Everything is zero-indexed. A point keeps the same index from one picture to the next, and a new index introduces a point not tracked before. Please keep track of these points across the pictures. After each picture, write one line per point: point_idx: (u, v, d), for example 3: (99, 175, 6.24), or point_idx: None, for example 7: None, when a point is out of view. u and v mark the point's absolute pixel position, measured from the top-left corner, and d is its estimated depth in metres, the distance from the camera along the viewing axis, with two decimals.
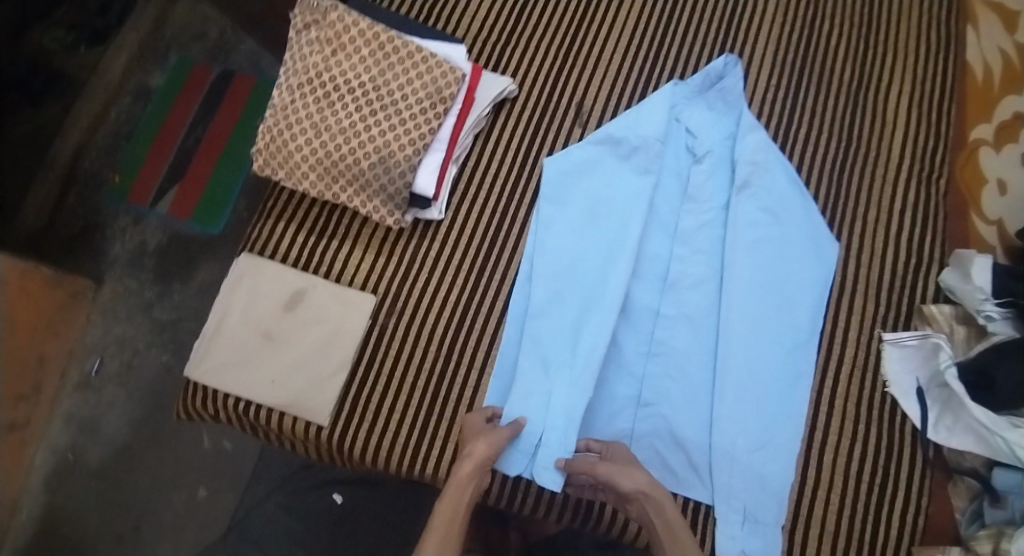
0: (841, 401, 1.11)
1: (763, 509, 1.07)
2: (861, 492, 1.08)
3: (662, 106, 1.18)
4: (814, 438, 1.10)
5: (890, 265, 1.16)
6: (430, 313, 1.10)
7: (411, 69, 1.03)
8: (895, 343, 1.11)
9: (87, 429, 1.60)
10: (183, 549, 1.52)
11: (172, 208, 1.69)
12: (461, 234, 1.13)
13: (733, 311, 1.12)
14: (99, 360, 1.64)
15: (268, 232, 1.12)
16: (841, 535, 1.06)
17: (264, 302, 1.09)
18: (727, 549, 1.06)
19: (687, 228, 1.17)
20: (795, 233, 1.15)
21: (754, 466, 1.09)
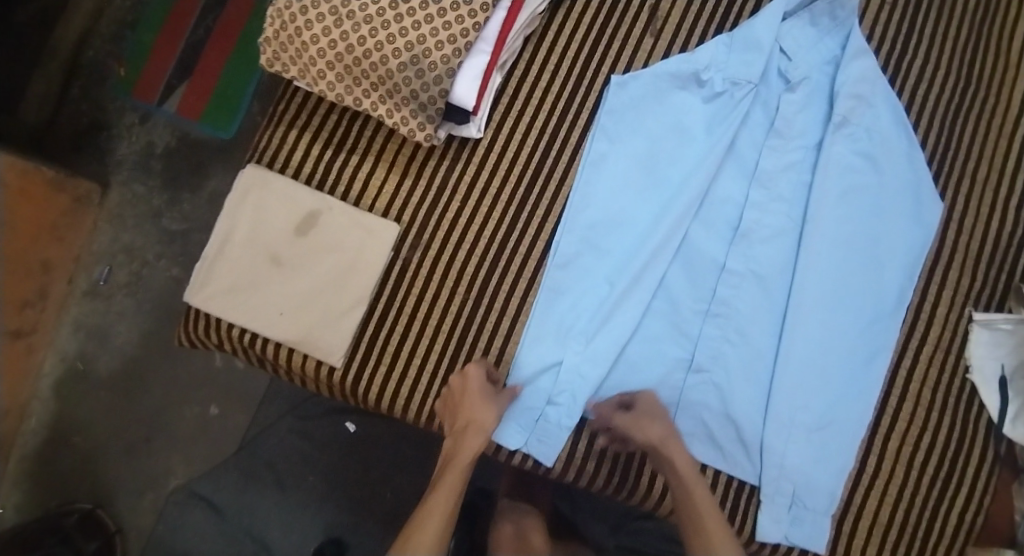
0: (917, 385, 0.95)
1: (816, 493, 0.93)
2: (923, 485, 0.94)
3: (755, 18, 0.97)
4: (882, 421, 0.95)
5: (995, 234, 0.97)
6: (460, 250, 0.95)
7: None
8: (985, 324, 0.95)
9: (96, 340, 1.44)
10: (195, 469, 1.39)
11: (181, 107, 1.48)
12: (500, 159, 0.96)
13: (813, 270, 0.94)
14: (107, 269, 1.45)
15: (278, 141, 0.96)
16: (893, 528, 0.93)
17: (273, 224, 0.94)
18: (769, 535, 0.92)
19: (768, 169, 0.96)
20: (897, 184, 0.95)
21: (812, 447, 0.94)
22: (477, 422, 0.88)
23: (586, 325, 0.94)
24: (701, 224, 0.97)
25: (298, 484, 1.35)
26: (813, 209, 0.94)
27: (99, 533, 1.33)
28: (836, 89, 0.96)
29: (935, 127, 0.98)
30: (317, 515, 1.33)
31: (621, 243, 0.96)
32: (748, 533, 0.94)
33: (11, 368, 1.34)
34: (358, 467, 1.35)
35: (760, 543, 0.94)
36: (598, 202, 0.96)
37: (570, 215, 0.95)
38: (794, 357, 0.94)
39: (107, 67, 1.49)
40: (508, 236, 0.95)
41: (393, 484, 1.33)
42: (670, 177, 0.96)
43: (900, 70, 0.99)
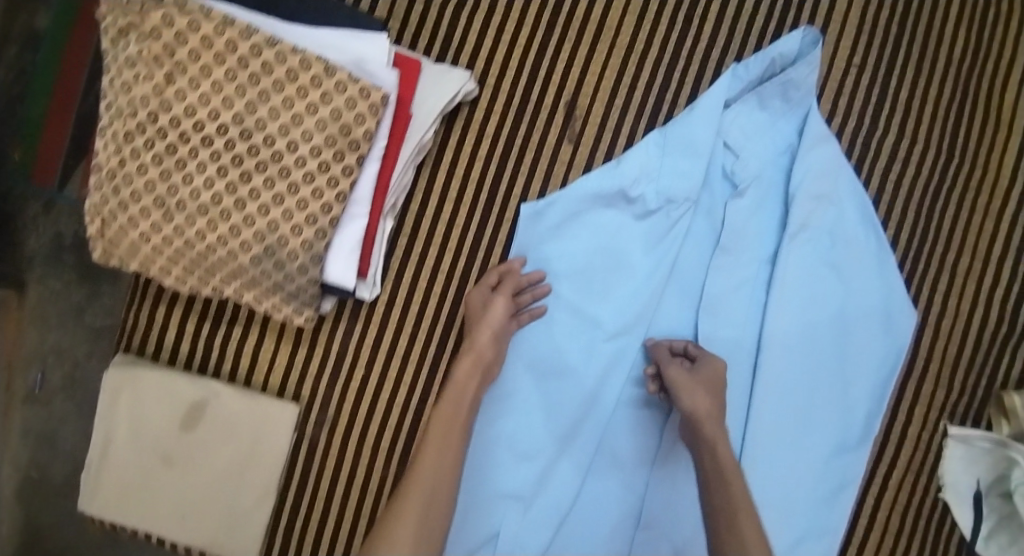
0: (886, 511, 0.89)
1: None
2: None
3: (688, 119, 0.83)
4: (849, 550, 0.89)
5: (972, 339, 0.88)
6: (372, 423, 0.84)
7: (294, 101, 0.67)
8: (962, 439, 0.88)
9: (46, 446, 0.92)
10: None
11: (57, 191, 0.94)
12: (403, 314, 0.83)
13: (769, 404, 0.84)
14: (40, 373, 0.92)
15: (146, 320, 0.83)
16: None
17: (154, 418, 0.82)
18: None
19: (715, 292, 0.84)
20: (865, 295, 0.85)
21: None
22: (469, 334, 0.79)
23: (528, 484, 0.84)
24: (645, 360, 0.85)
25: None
26: (767, 337, 0.84)
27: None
28: (791, 190, 0.83)
29: (907, 221, 0.86)
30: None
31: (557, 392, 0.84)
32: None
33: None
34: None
35: None
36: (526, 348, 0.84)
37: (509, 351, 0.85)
38: (753, 504, 0.84)
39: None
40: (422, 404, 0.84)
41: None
42: (607, 309, 0.84)
43: (869, 155, 0.86)
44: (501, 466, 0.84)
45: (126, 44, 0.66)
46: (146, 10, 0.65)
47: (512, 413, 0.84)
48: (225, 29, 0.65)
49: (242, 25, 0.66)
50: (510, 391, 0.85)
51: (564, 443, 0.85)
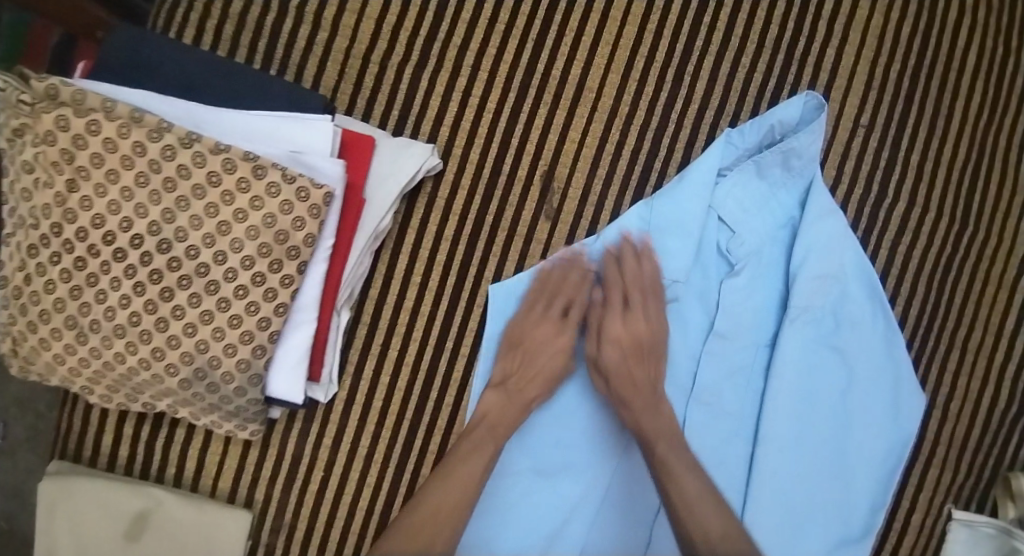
0: None
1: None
2: None
3: (681, 190, 0.77)
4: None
5: (977, 417, 0.82)
6: (333, 529, 0.77)
7: (219, 207, 0.58)
8: (966, 522, 0.81)
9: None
10: None
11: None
12: (364, 410, 0.76)
13: (765, 500, 0.77)
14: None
15: (81, 423, 0.76)
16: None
17: (94, 530, 0.74)
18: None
19: (706, 380, 0.78)
20: (869, 378, 0.79)
21: None
22: (529, 349, 0.74)
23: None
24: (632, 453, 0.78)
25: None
26: (765, 427, 0.77)
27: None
28: (792, 270, 0.77)
29: (912, 296, 0.81)
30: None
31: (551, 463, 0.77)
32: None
33: None
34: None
35: None
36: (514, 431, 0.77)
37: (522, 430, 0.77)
38: None
39: None
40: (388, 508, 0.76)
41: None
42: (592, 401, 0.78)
43: (876, 224, 0.81)
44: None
45: (24, 147, 0.58)
46: (39, 111, 0.57)
47: (507, 487, 0.76)
48: (132, 131, 0.57)
49: (153, 123, 0.58)
50: (503, 462, 0.77)
51: (563, 520, 0.76)
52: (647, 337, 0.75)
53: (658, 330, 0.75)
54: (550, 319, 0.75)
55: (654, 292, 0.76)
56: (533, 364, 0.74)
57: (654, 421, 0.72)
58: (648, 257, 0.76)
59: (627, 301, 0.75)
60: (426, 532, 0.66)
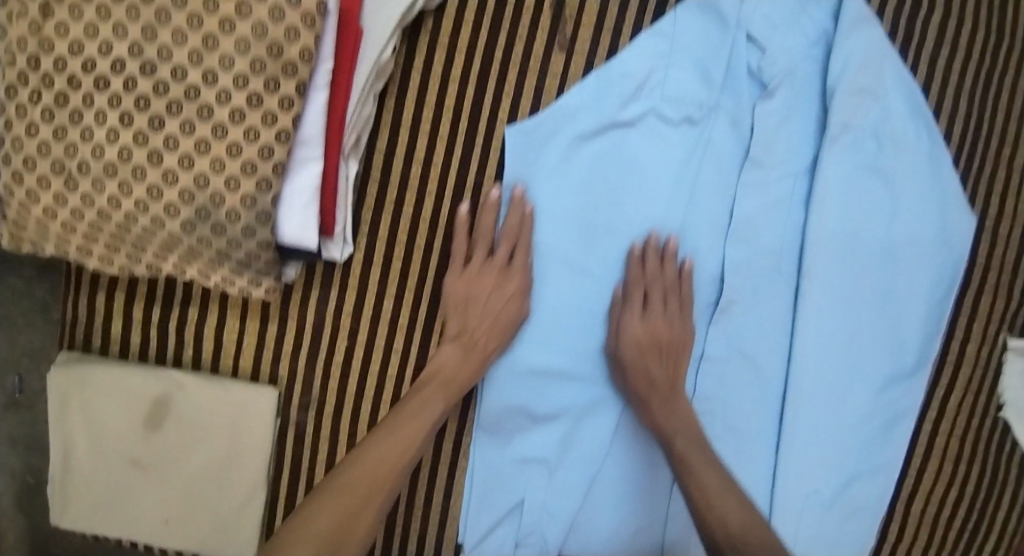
0: (945, 439, 0.79)
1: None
2: (949, 541, 0.80)
3: (710, 5, 0.70)
4: (906, 480, 0.79)
5: None
6: (363, 402, 0.73)
7: (201, 19, 0.53)
8: (1022, 352, 0.78)
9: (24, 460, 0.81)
10: None
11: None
12: (384, 273, 0.71)
13: (813, 339, 0.72)
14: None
15: (87, 311, 0.72)
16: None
17: (111, 421, 0.71)
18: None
19: (747, 214, 0.71)
20: (919, 202, 0.73)
21: (828, 534, 0.76)
22: (477, 301, 0.69)
23: (537, 494, 0.75)
24: None
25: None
26: (811, 261, 0.71)
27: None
28: (829, 86, 0.70)
29: (953, 107, 0.76)
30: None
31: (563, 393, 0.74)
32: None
33: None
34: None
35: None
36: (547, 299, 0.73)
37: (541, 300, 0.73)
38: (801, 452, 0.74)
39: None
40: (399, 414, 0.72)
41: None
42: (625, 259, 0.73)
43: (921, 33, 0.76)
44: (508, 486, 0.75)
45: None
46: None
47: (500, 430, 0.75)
48: None
49: None
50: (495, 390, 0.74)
51: (562, 455, 0.75)
52: (671, 316, 0.72)
53: (683, 324, 0.72)
54: (490, 270, 0.70)
55: (673, 282, 0.71)
56: (483, 319, 0.69)
57: (676, 419, 0.70)
58: (672, 254, 0.71)
59: (648, 302, 0.71)
60: (361, 495, 0.63)
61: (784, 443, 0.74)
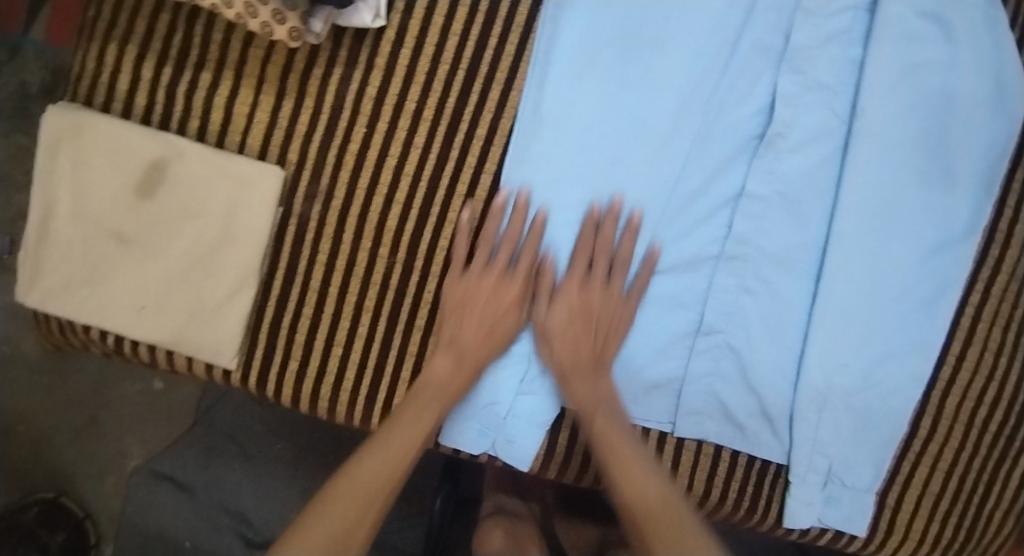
0: (987, 325, 0.74)
1: (857, 468, 0.72)
2: (985, 444, 0.75)
3: None
4: (942, 371, 0.74)
5: None
6: (373, 200, 0.68)
7: None
8: None
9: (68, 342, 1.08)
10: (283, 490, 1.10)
11: (50, 35, 1.14)
12: (415, 58, 0.68)
13: (864, 189, 0.68)
14: (9, 240, 1.14)
15: (95, 64, 0.67)
16: (945, 497, 0.75)
17: (100, 183, 0.67)
18: (800, 519, 0.72)
19: (803, 43, 0.68)
20: (980, 58, 0.68)
21: (861, 414, 0.71)
22: (476, 307, 0.67)
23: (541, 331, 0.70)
24: (717, 132, 0.69)
25: (265, 451, 1.11)
26: (866, 103, 0.67)
27: (64, 523, 1.08)
28: None
29: None
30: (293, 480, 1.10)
31: (579, 222, 0.68)
32: (774, 517, 0.74)
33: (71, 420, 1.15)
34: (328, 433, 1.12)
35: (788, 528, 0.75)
36: (585, 122, 0.69)
37: (576, 116, 0.68)
38: (840, 312, 0.68)
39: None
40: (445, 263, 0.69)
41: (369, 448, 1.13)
42: (666, 88, 0.68)
43: None
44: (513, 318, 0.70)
45: None
46: None
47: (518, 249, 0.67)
48: None
49: None
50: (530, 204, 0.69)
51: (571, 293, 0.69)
52: (601, 308, 0.68)
53: (623, 305, 0.69)
54: (488, 278, 0.68)
55: (609, 240, 0.68)
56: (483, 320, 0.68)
57: (593, 394, 0.67)
58: (632, 231, 0.67)
59: (592, 270, 0.68)
60: (352, 511, 0.63)
61: (821, 301, 0.68)
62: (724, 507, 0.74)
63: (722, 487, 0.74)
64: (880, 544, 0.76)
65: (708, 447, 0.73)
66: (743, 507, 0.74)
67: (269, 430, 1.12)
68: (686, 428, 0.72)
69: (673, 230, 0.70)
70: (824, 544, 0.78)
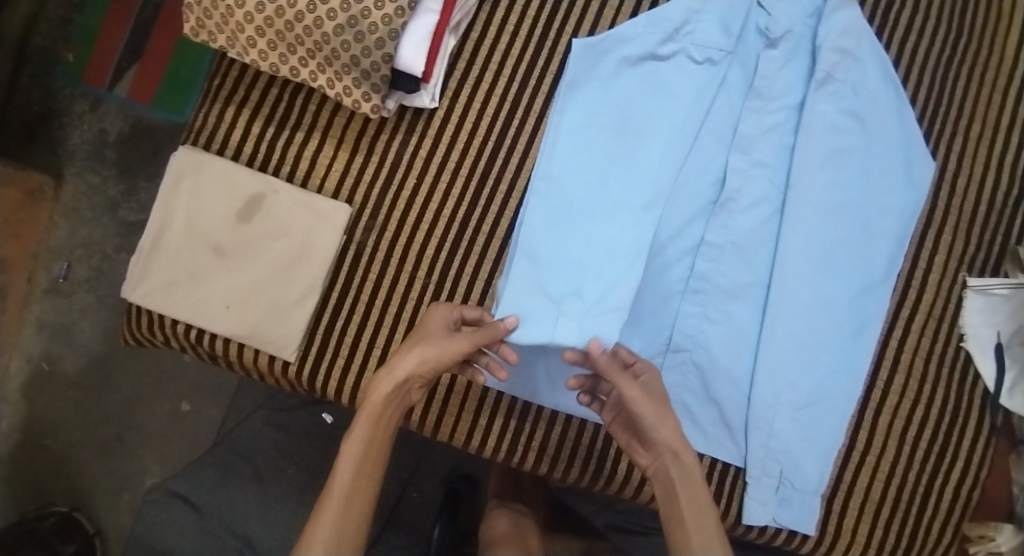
0: (909, 355, 0.95)
1: (802, 474, 0.92)
2: (917, 458, 0.94)
3: None
4: (873, 394, 0.94)
5: (987, 195, 0.97)
6: (418, 230, 0.90)
7: None
8: (980, 291, 0.95)
9: (105, 380, 1.36)
10: (274, 516, 1.25)
11: (133, 94, 1.38)
12: (456, 129, 0.91)
13: (797, 248, 0.90)
14: (66, 266, 1.37)
15: (214, 119, 0.90)
16: (885, 505, 0.94)
17: (209, 207, 0.88)
18: (757, 516, 0.91)
19: (748, 133, 0.91)
20: (886, 147, 0.92)
21: (800, 425, 0.91)
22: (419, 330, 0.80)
23: (544, 351, 0.88)
24: (680, 197, 0.92)
25: (275, 476, 1.29)
26: (797, 181, 0.90)
27: (77, 535, 1.29)
28: (818, 43, 0.90)
29: (924, 85, 0.97)
30: (301, 499, 1.27)
31: (574, 266, 0.89)
32: (734, 515, 0.93)
33: (102, 448, 1.35)
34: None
35: (747, 526, 0.93)
36: (581, 180, 0.90)
37: (577, 179, 0.90)
38: (781, 339, 0.90)
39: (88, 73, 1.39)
40: (458, 302, 0.90)
41: None
42: (643, 164, 0.90)
43: (897, 31, 0.98)
44: None
45: None
46: None
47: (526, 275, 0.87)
48: None
49: None
50: (521, 262, 0.89)
51: None
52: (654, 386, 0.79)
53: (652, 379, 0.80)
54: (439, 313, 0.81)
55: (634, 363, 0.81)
56: (450, 346, 0.77)
57: (672, 428, 0.77)
58: (614, 270, 0.88)
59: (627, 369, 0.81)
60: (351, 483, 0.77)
61: (767, 328, 0.90)
62: None
63: None
64: (830, 543, 0.94)
65: None
66: None
67: (283, 455, 1.30)
68: None
69: (649, 273, 0.92)
70: (780, 544, 0.95)
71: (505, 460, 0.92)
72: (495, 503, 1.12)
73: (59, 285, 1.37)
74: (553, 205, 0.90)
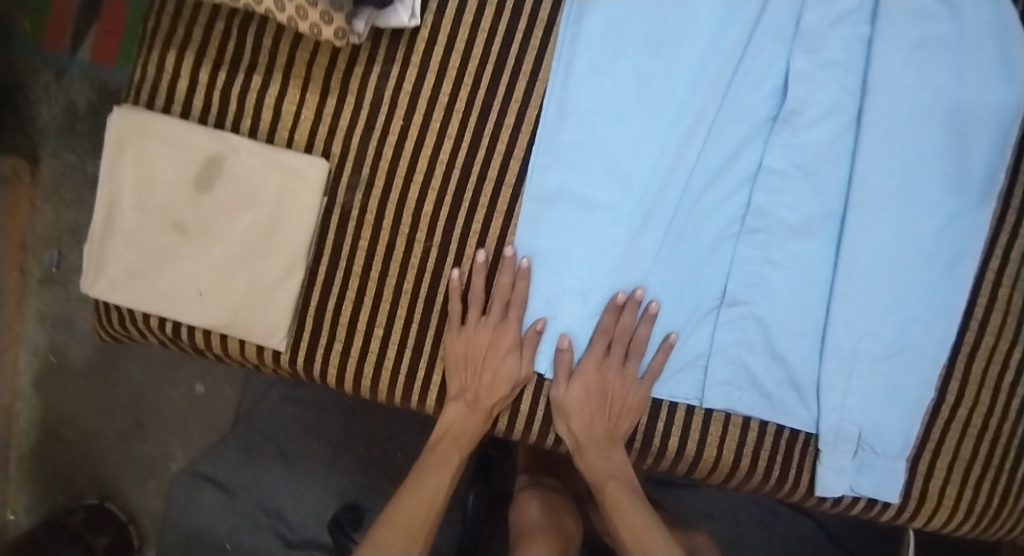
0: (1011, 287, 0.79)
1: (887, 436, 0.76)
2: (1019, 408, 0.79)
3: None
4: (966, 337, 0.79)
5: None
6: (411, 184, 0.75)
7: None
8: None
9: (114, 369, 1.25)
10: (297, 505, 1.17)
11: (97, 58, 1.22)
12: (448, 56, 0.75)
13: (876, 167, 0.73)
14: (57, 254, 1.25)
15: (156, 69, 0.75)
16: (977, 463, 0.79)
17: (164, 177, 0.74)
18: (833, 487, 0.77)
19: (813, 26, 0.73)
20: (988, 27, 0.73)
21: (886, 381, 0.76)
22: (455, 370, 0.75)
23: (570, 315, 0.74)
24: (729, 114, 0.74)
25: (295, 466, 1.18)
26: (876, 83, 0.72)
27: (109, 525, 1.19)
28: None
29: None
30: (327, 480, 1.17)
31: (606, 212, 0.73)
32: (806, 486, 0.79)
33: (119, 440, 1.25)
34: (363, 439, 1.17)
35: (821, 497, 0.80)
36: (607, 104, 0.73)
37: (601, 104, 0.73)
38: (861, 280, 0.74)
39: (46, 35, 1.23)
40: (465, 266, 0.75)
41: (404, 441, 1.16)
42: (681, 77, 0.73)
43: None
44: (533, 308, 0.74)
45: None
46: None
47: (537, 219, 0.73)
48: None
49: None
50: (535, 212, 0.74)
51: (599, 270, 0.73)
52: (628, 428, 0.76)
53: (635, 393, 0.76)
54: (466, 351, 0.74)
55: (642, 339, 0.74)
56: (482, 374, 0.74)
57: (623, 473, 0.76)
58: (653, 212, 0.73)
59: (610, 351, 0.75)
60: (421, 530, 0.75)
61: (843, 267, 0.74)
62: (755, 477, 0.79)
63: (753, 455, 0.78)
64: (914, 512, 0.80)
65: (738, 417, 0.78)
66: (775, 474, 0.78)
67: (305, 429, 1.18)
68: (714, 399, 0.77)
69: (699, 211, 0.75)
70: (859, 514, 0.81)
71: (537, 442, 0.78)
72: (524, 482, 0.99)
73: (54, 277, 1.25)
74: (569, 141, 0.74)
